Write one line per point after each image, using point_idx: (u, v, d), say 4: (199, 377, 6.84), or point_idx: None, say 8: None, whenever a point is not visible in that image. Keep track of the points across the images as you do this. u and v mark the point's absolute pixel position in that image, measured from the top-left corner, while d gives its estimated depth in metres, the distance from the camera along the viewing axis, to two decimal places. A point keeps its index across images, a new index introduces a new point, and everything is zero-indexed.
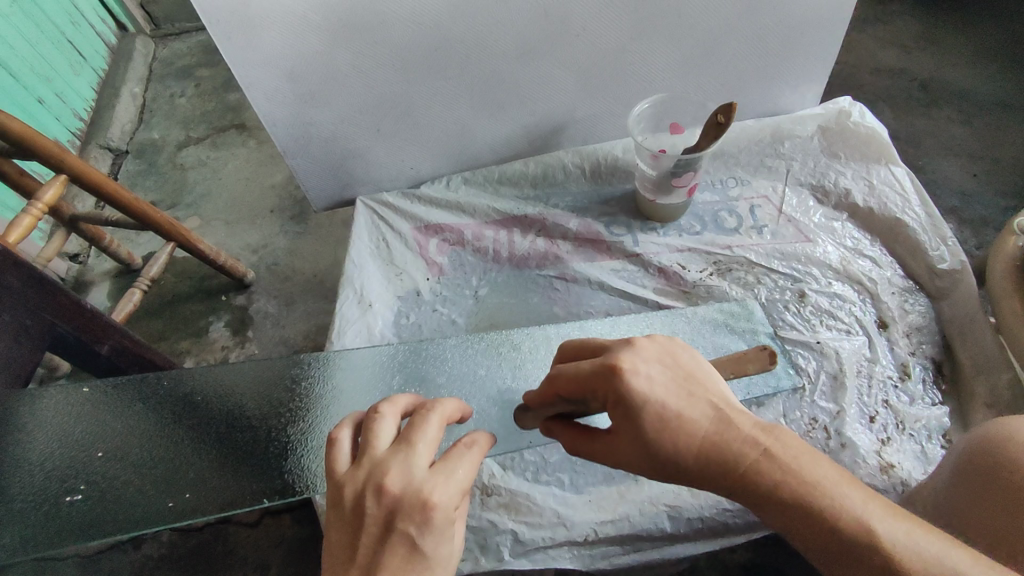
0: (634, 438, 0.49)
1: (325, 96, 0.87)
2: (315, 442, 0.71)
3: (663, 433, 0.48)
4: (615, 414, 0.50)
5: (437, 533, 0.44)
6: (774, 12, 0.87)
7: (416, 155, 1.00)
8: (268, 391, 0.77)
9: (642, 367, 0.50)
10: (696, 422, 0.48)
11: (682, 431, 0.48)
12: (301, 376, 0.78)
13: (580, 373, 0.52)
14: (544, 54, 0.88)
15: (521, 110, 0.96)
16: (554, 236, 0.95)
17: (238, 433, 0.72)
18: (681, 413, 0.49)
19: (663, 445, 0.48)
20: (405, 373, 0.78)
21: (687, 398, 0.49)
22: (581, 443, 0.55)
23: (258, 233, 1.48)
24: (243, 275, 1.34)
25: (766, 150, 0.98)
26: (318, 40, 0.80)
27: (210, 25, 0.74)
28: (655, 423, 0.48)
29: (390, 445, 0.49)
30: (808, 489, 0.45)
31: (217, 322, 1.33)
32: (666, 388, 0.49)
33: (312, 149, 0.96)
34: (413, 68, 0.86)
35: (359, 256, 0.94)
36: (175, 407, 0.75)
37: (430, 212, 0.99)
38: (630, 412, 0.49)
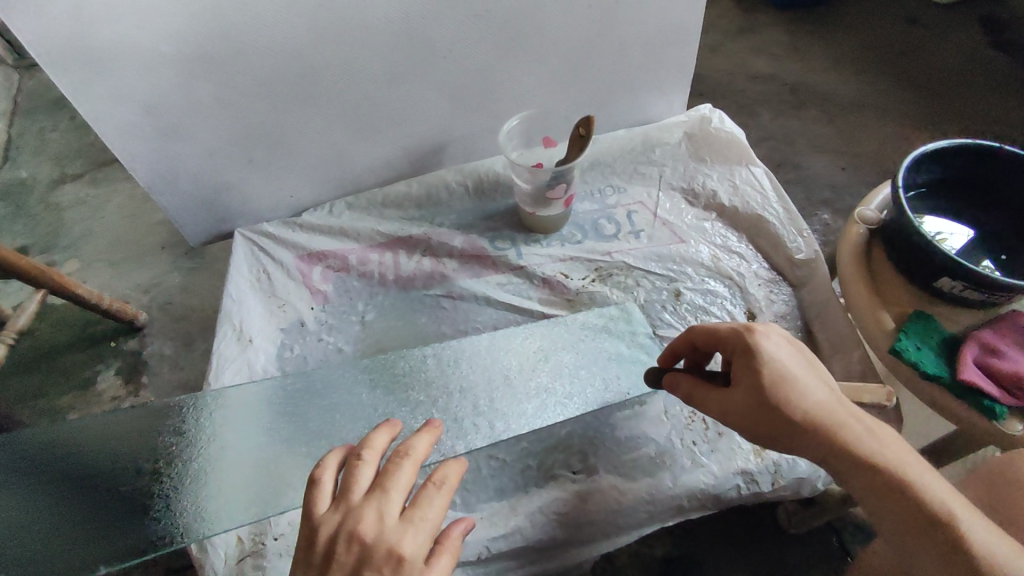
0: (753, 390, 0.54)
1: (187, 129, 0.84)
2: (186, 492, 0.68)
3: (769, 381, 0.53)
4: (751, 375, 0.55)
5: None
6: (629, 29, 0.92)
7: (294, 183, 0.98)
8: (136, 444, 0.72)
9: (773, 333, 0.56)
10: (815, 390, 0.53)
11: (770, 376, 0.54)
12: (165, 425, 0.74)
13: (726, 337, 0.58)
14: (414, 77, 0.88)
15: (398, 132, 0.96)
16: (440, 255, 0.95)
17: (99, 493, 0.67)
18: (802, 374, 0.54)
19: (780, 400, 0.53)
20: (278, 409, 0.75)
21: (809, 371, 0.55)
22: (703, 398, 0.59)
23: (148, 272, 1.39)
24: (133, 317, 1.26)
25: (639, 158, 1.03)
26: (171, 72, 0.76)
27: (43, 61, 0.70)
28: (779, 383, 0.53)
29: (368, 491, 0.50)
30: (867, 453, 0.51)
31: (105, 370, 1.24)
32: (792, 358, 0.55)
33: (180, 184, 0.91)
34: (280, 96, 0.85)
35: (238, 290, 0.91)
36: (21, 474, 0.69)
37: (312, 239, 0.97)
38: (772, 371, 0.54)
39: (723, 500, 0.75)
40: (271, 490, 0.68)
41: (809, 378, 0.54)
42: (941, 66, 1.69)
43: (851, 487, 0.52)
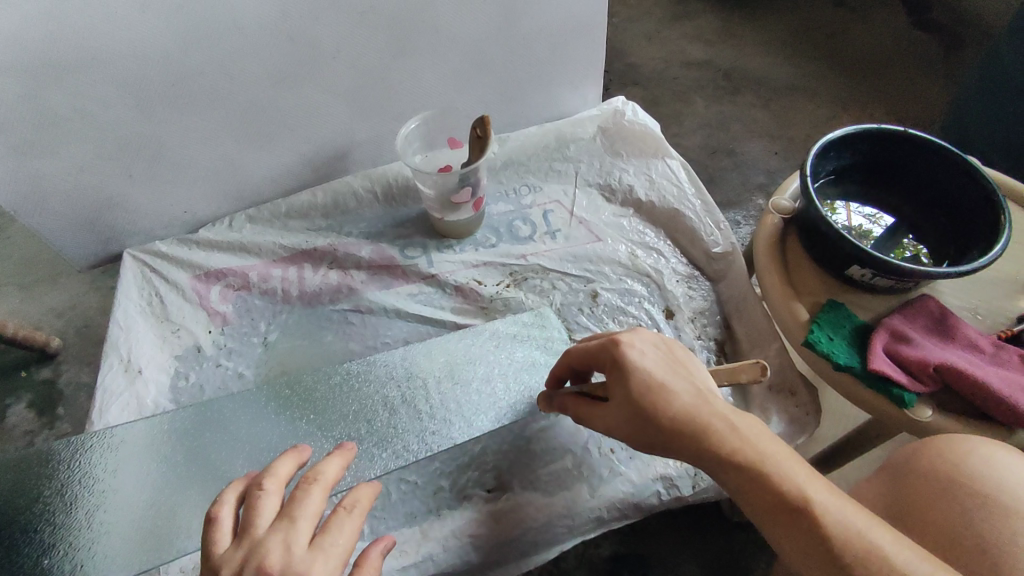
0: (622, 403, 0.53)
1: (49, 145, 0.76)
2: (61, 548, 0.62)
3: (634, 389, 0.53)
4: (618, 385, 0.54)
5: None
6: (531, 22, 0.88)
7: (186, 197, 0.91)
8: (4, 498, 0.65)
9: (637, 341, 0.55)
10: (680, 392, 0.52)
11: (634, 383, 0.53)
12: (37, 468, 0.67)
13: (597, 351, 0.57)
14: (303, 79, 0.83)
15: (295, 138, 0.90)
16: (348, 267, 0.90)
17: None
18: (668, 378, 0.53)
19: (646, 406, 0.52)
20: (167, 443, 0.69)
21: (676, 373, 0.54)
22: (592, 416, 0.58)
23: (64, 294, 1.28)
24: (46, 344, 1.16)
25: (554, 155, 1.00)
26: (17, 83, 0.69)
27: None
28: (642, 391, 0.52)
29: (272, 521, 0.48)
30: (736, 455, 0.49)
31: (16, 404, 1.15)
32: (656, 362, 0.54)
33: (54, 205, 0.84)
34: (153, 105, 0.78)
35: (126, 317, 0.84)
36: None
37: (210, 257, 0.91)
38: (636, 379, 0.53)
39: (644, 507, 0.72)
40: (154, 537, 0.62)
41: (674, 382, 0.53)
42: (865, 46, 1.71)
43: (732, 491, 0.50)
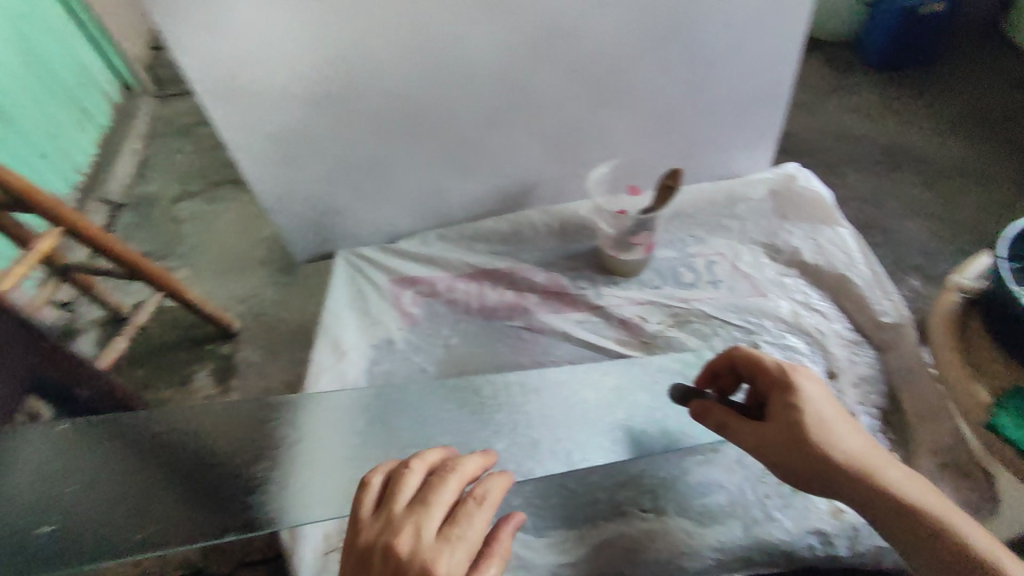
0: (788, 424, 0.62)
1: (306, 158, 0.94)
2: (283, 480, 0.74)
3: (803, 416, 0.61)
4: (785, 408, 0.63)
5: None
6: (719, 89, 0.96)
7: (393, 213, 1.06)
8: (241, 435, 0.79)
9: (808, 376, 0.65)
10: (847, 428, 0.61)
11: (801, 412, 0.62)
12: (268, 417, 0.81)
13: (770, 377, 0.66)
14: (512, 123, 0.95)
15: (492, 173, 1.03)
16: (522, 289, 1.01)
17: (213, 476, 0.75)
18: (833, 417, 0.62)
19: (812, 434, 0.60)
20: (368, 417, 0.80)
21: (839, 412, 0.63)
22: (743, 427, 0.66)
23: (246, 284, 1.52)
24: (228, 325, 1.38)
25: (723, 211, 1.05)
26: (300, 109, 0.87)
27: (199, 94, 0.82)
28: (812, 416, 0.61)
29: (409, 500, 0.53)
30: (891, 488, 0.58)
31: (201, 370, 1.36)
32: (823, 399, 0.63)
33: (294, 207, 1.02)
34: (393, 135, 0.93)
35: (336, 306, 0.99)
36: (144, 446, 0.77)
37: (406, 264, 1.05)
38: (801, 406, 0.62)
39: (795, 557, 0.73)
40: (353, 489, 0.72)
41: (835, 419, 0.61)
42: None
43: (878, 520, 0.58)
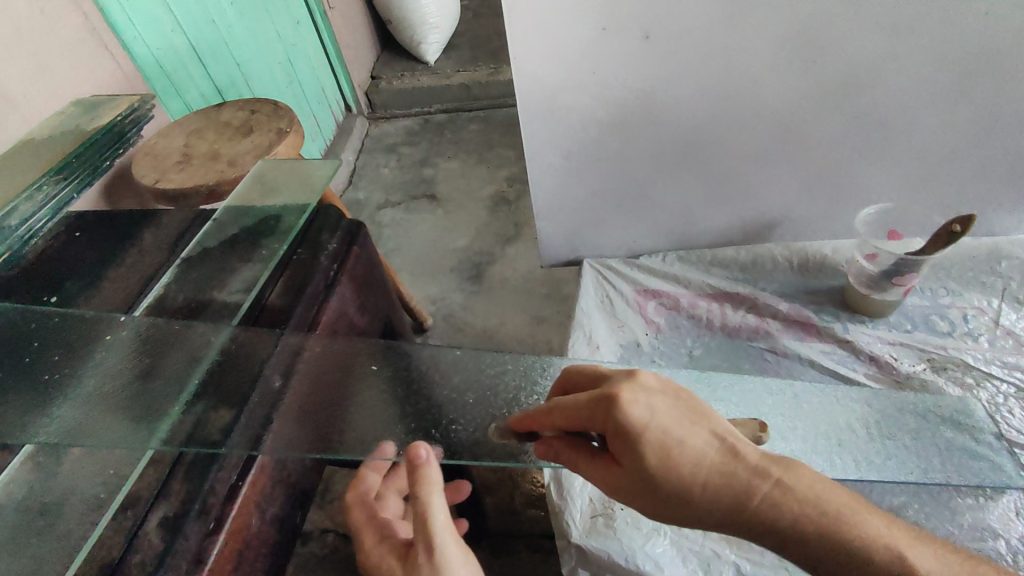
0: (685, 472, 0.49)
1: (585, 172, 1.08)
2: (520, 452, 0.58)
3: (763, 493, 0.48)
4: (734, 474, 0.49)
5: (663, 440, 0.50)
6: (999, 145, 0.98)
7: (642, 231, 1.18)
8: (493, 390, 0.65)
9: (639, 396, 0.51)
10: (696, 450, 0.50)
11: (759, 485, 0.49)
12: (529, 376, 0.67)
13: (677, 431, 0.50)
14: (778, 160, 1.03)
15: (745, 205, 1.11)
16: (765, 315, 1.07)
17: (434, 438, 0.60)
18: (671, 440, 0.50)
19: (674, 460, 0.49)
20: None
21: (688, 433, 0.50)
22: (583, 464, 0.54)
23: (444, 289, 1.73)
24: None
25: (982, 267, 1.05)
26: (597, 130, 1.00)
27: (522, 111, 0.98)
28: (649, 444, 0.50)
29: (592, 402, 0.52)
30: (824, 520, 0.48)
31: None
32: (673, 434, 0.50)
33: (559, 215, 1.16)
34: (668, 161, 1.05)
35: (588, 306, 1.10)
36: (397, 373, 0.66)
37: (649, 279, 1.15)
38: (793, 489, 0.48)
39: None
40: None
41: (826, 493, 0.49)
42: None
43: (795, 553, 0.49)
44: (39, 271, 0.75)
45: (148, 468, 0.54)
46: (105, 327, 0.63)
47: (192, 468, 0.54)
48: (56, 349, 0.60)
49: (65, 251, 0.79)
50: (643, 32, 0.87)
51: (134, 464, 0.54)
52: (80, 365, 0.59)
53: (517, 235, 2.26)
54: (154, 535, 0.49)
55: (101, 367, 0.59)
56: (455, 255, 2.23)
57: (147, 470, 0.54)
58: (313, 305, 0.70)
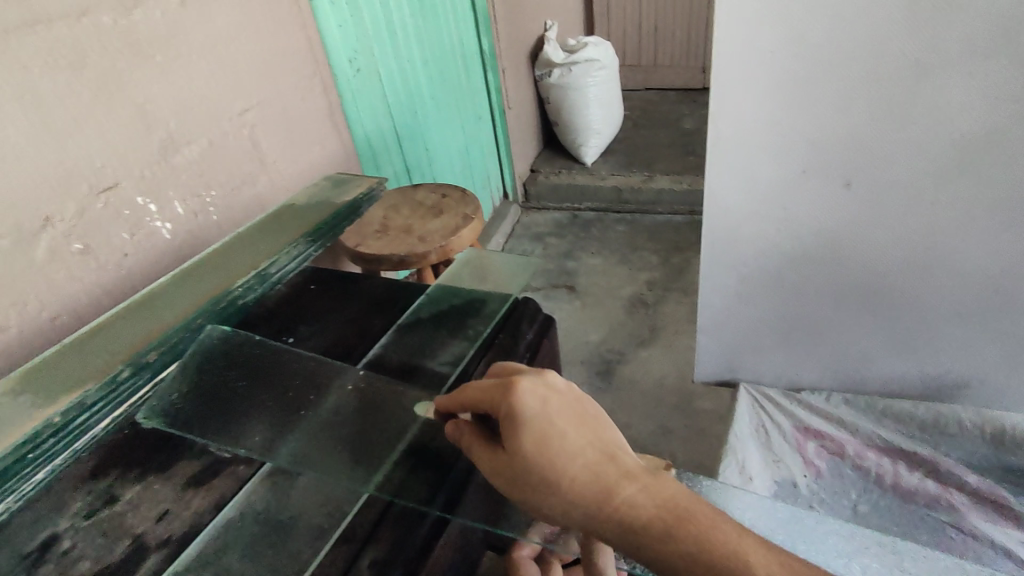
0: (542, 464, 0.52)
1: (759, 298, 1.15)
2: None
3: (625, 491, 0.50)
4: (604, 473, 0.51)
5: (523, 425, 0.53)
6: None
7: (809, 367, 1.21)
8: None
9: (529, 387, 0.55)
10: (571, 447, 0.52)
11: (624, 485, 0.50)
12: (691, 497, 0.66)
13: (550, 425, 0.53)
14: (977, 321, 1.03)
15: (930, 358, 1.10)
16: (949, 484, 1.01)
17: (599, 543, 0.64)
18: (557, 435, 0.53)
19: (547, 458, 0.52)
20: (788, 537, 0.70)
21: (573, 434, 0.53)
22: (482, 453, 0.56)
23: None
24: None
25: None
26: (779, 260, 1.08)
27: (705, 236, 1.10)
28: (537, 441, 0.52)
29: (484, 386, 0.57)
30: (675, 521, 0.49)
31: None
32: (552, 426, 0.53)
33: (724, 333, 1.24)
34: (849, 306, 1.09)
35: (742, 434, 1.13)
36: None
37: (811, 417, 1.15)
38: (651, 494, 0.50)
39: None
40: None
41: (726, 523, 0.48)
42: None
43: None
44: (281, 315, 0.91)
45: (362, 509, 0.61)
46: (338, 377, 0.74)
47: (401, 519, 0.60)
48: (299, 388, 0.73)
49: (301, 300, 0.94)
50: (845, 179, 0.95)
51: (351, 504, 0.61)
52: (316, 405, 0.71)
53: (651, 340, 2.27)
54: (365, 573, 0.55)
55: (329, 409, 0.70)
56: (586, 348, 2.27)
57: (360, 511, 0.61)
58: None
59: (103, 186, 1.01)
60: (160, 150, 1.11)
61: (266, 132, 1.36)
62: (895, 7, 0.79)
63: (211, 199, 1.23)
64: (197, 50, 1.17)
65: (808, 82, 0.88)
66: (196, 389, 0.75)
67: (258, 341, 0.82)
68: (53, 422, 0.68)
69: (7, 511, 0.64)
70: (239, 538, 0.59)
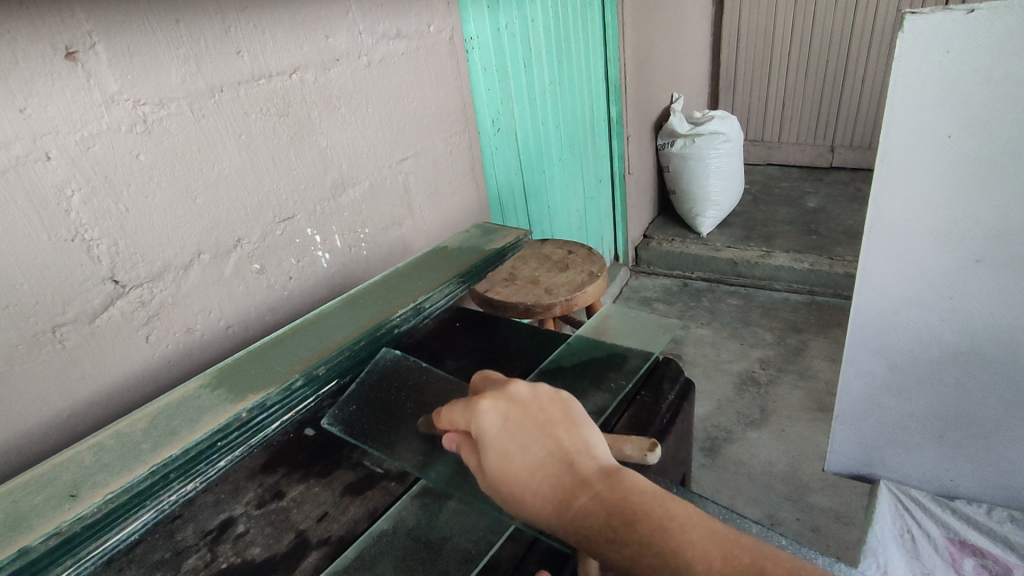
0: (511, 477, 0.54)
1: (911, 391, 1.13)
2: None
3: (578, 502, 0.50)
4: (565, 483, 0.52)
5: (489, 441, 0.56)
6: None
7: (965, 475, 1.17)
8: None
9: (494, 405, 0.58)
10: (528, 458, 0.54)
11: (577, 494, 0.51)
12: None
13: (512, 443, 0.55)
14: None
15: None
16: None
17: None
18: (518, 447, 0.55)
19: (510, 472, 0.54)
20: None
21: (531, 443, 0.55)
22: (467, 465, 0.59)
23: None
24: None
25: None
26: (940, 353, 1.07)
27: (853, 323, 1.12)
28: (498, 455, 0.55)
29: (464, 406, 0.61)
30: (631, 522, 0.48)
31: None
32: (506, 433, 0.56)
33: (864, 422, 1.22)
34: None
35: (882, 536, 1.14)
36: None
37: (967, 530, 1.14)
38: (603, 501, 0.50)
39: None
40: None
41: (675, 524, 0.47)
42: None
43: None
44: (428, 349, 0.97)
45: (507, 542, 0.62)
46: None
47: (544, 559, 0.61)
48: None
49: (446, 336, 1.01)
50: None
51: (498, 534, 0.63)
52: None
53: (761, 422, 2.14)
54: None
55: None
56: None
57: (505, 544, 0.62)
58: None
59: (284, 216, 1.15)
60: (333, 188, 1.24)
61: (416, 180, 1.49)
62: None
63: (365, 235, 1.35)
64: (373, 105, 1.32)
65: (969, 179, 0.91)
66: (360, 399, 0.84)
67: (422, 364, 0.89)
68: (241, 416, 0.77)
69: (194, 489, 0.73)
70: (391, 550, 0.63)
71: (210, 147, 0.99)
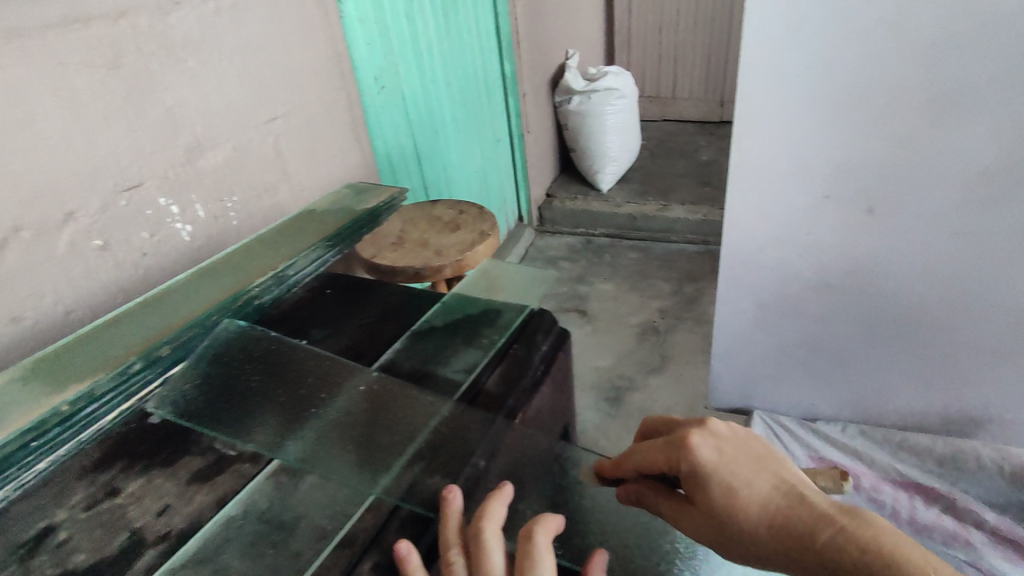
0: (713, 506, 0.57)
1: (778, 323, 1.24)
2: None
3: (824, 533, 0.52)
4: (801, 518, 0.54)
5: (705, 478, 0.58)
6: None
7: (824, 396, 1.33)
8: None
9: (705, 440, 0.60)
10: (757, 492, 0.56)
11: (822, 528, 0.53)
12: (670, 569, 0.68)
13: (734, 473, 0.58)
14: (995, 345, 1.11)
15: (948, 391, 1.22)
16: (968, 520, 1.12)
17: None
18: (739, 480, 0.57)
19: (730, 501, 0.57)
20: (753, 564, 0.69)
21: (756, 474, 0.58)
22: (676, 507, 0.62)
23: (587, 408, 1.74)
24: None
25: None
26: (800, 287, 1.17)
27: (724, 265, 1.20)
28: (724, 492, 0.57)
29: (666, 444, 0.63)
30: (857, 545, 0.51)
31: None
32: (732, 469, 0.58)
33: (740, 355, 1.33)
34: (872, 335, 1.19)
35: None
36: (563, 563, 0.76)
37: (827, 448, 1.28)
38: (855, 535, 0.51)
39: None
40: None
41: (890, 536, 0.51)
42: None
43: None
44: (294, 319, 0.90)
45: (366, 513, 0.59)
46: (352, 378, 0.76)
47: (405, 525, 0.58)
48: (319, 389, 0.74)
49: (314, 303, 0.94)
50: (868, 207, 1.05)
51: (356, 506, 0.60)
52: (328, 404, 0.72)
53: (661, 368, 2.24)
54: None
55: (341, 409, 0.71)
56: (595, 374, 2.24)
57: (364, 515, 0.59)
58: (520, 399, 0.76)
59: (127, 185, 1.02)
60: (187, 152, 1.12)
61: (289, 142, 1.38)
62: (891, 57, 0.90)
63: (232, 204, 1.24)
64: (229, 58, 1.19)
65: (824, 121, 0.99)
66: (210, 378, 0.76)
67: (280, 339, 0.83)
68: (60, 410, 0.67)
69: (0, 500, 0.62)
70: (240, 535, 0.58)
71: (16, 105, 0.85)
